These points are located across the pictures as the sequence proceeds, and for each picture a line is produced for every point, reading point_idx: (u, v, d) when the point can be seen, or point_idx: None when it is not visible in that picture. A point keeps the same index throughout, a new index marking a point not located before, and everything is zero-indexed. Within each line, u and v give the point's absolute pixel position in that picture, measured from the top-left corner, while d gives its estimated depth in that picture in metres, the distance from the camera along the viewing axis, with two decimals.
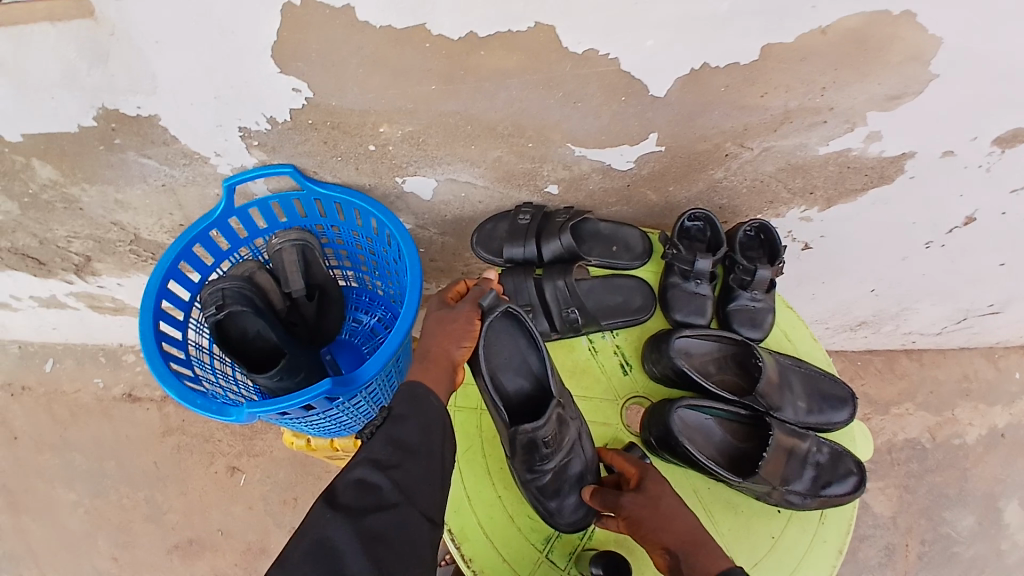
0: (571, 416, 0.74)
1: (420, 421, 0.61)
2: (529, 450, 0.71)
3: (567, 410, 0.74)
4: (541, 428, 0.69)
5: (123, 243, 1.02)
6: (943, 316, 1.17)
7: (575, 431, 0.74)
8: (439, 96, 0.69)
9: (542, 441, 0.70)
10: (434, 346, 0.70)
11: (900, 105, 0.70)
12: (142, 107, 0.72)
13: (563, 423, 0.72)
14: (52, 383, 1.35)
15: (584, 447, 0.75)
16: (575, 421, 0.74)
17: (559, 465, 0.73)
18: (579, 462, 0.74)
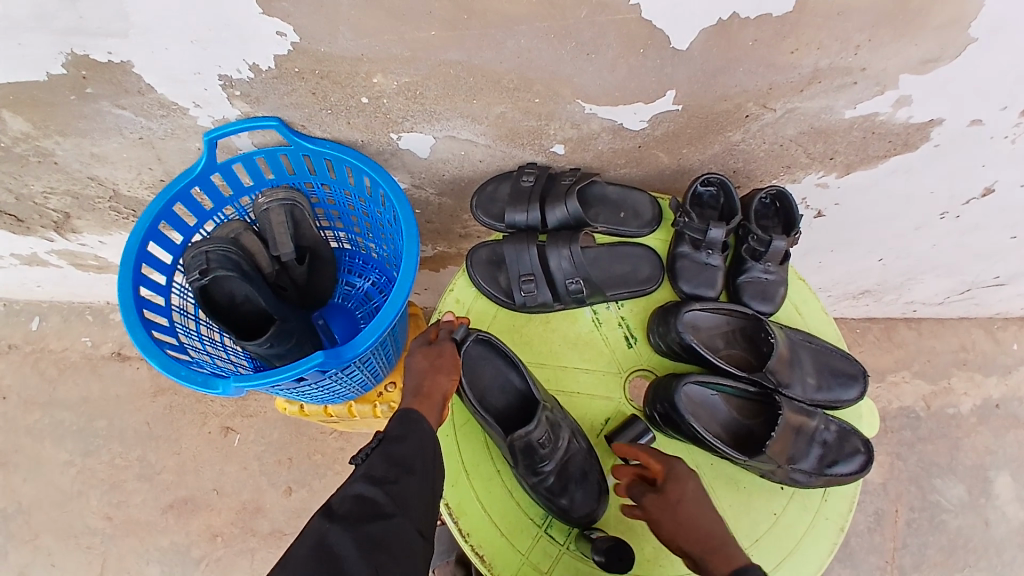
0: (564, 419, 0.75)
1: (417, 438, 0.62)
2: (527, 455, 0.71)
3: (558, 410, 0.74)
4: (533, 429, 0.70)
5: (102, 199, 0.96)
6: (947, 288, 1.14)
7: (570, 433, 0.74)
8: (438, 44, 0.63)
9: (538, 445, 0.71)
10: (424, 382, 0.69)
11: (934, 69, 0.64)
12: (113, 52, 0.66)
13: (556, 424, 0.73)
14: (38, 340, 1.31)
15: (584, 450, 0.75)
16: (568, 423, 0.75)
17: (563, 468, 0.73)
18: (583, 463, 0.75)
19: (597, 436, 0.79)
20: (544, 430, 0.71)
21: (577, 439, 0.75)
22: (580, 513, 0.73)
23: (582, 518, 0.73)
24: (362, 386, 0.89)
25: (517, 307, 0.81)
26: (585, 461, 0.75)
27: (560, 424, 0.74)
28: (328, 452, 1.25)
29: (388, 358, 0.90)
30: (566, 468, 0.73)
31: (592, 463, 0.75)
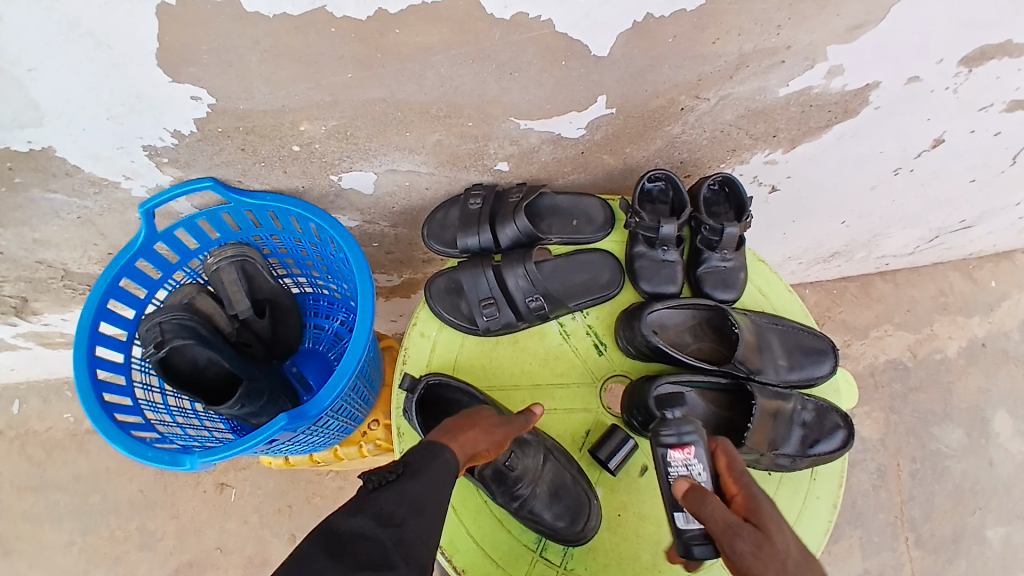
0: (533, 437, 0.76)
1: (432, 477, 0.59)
2: (500, 480, 0.72)
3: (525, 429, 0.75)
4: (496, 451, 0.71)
5: (55, 279, 0.94)
6: (916, 237, 1.14)
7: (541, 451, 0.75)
8: (357, 84, 0.62)
9: (506, 467, 0.72)
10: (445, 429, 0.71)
11: (861, 35, 0.64)
12: (32, 141, 0.64)
13: (523, 443, 0.74)
14: (20, 424, 1.24)
15: (561, 465, 0.76)
16: (539, 440, 0.76)
17: (541, 486, 0.74)
18: (561, 478, 0.75)
19: (580, 450, 0.80)
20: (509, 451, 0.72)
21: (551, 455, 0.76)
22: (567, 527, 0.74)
23: (568, 531, 0.74)
24: (343, 431, 0.88)
25: (481, 332, 0.80)
26: (563, 475, 0.76)
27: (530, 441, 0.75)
28: (328, 493, 1.22)
29: (365, 399, 0.89)
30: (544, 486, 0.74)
31: (572, 476, 0.76)
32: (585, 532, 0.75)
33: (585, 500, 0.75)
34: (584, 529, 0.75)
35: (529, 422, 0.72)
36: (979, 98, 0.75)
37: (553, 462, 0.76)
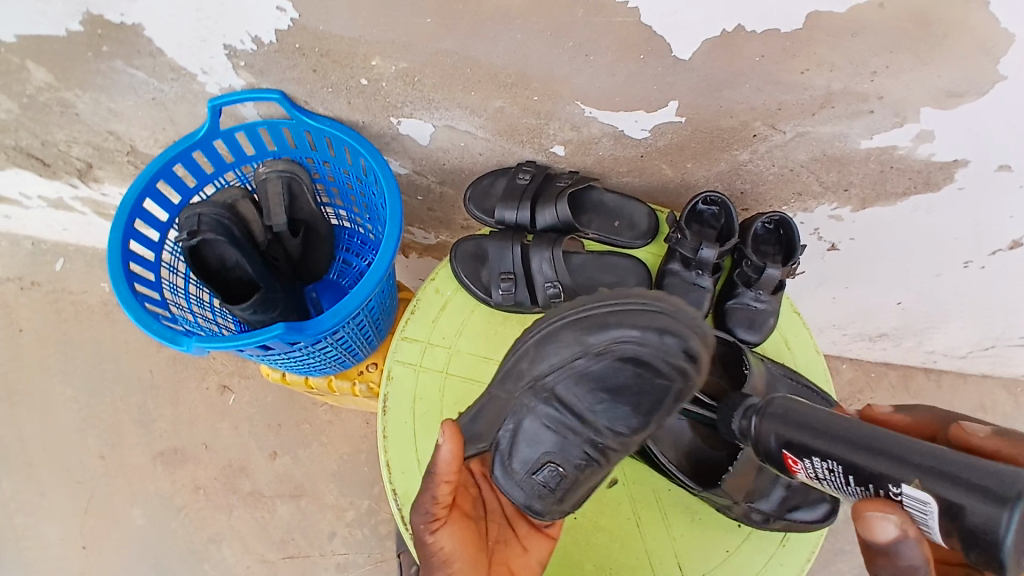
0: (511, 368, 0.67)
1: None
2: (556, 474, 0.66)
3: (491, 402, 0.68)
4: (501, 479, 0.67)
5: (120, 152, 0.98)
6: (969, 340, 1.07)
7: (529, 395, 0.66)
8: (434, 31, 0.62)
9: (540, 471, 0.66)
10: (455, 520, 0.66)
11: (959, 105, 0.60)
12: (125, 15, 0.67)
13: (510, 403, 0.67)
14: (60, 280, 1.32)
15: (545, 344, 0.65)
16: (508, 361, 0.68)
17: (570, 378, 0.64)
18: (581, 373, 0.64)
19: None
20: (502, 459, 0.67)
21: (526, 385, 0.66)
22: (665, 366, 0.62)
23: (681, 367, 0.62)
24: (341, 363, 0.90)
25: (493, 305, 0.81)
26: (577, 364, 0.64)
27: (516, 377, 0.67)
28: (317, 423, 1.25)
29: (370, 340, 0.90)
30: (564, 380, 0.65)
31: (556, 346, 0.65)
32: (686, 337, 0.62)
33: (612, 350, 0.63)
34: (674, 330, 0.61)
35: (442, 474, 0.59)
36: None
37: (530, 372, 0.66)
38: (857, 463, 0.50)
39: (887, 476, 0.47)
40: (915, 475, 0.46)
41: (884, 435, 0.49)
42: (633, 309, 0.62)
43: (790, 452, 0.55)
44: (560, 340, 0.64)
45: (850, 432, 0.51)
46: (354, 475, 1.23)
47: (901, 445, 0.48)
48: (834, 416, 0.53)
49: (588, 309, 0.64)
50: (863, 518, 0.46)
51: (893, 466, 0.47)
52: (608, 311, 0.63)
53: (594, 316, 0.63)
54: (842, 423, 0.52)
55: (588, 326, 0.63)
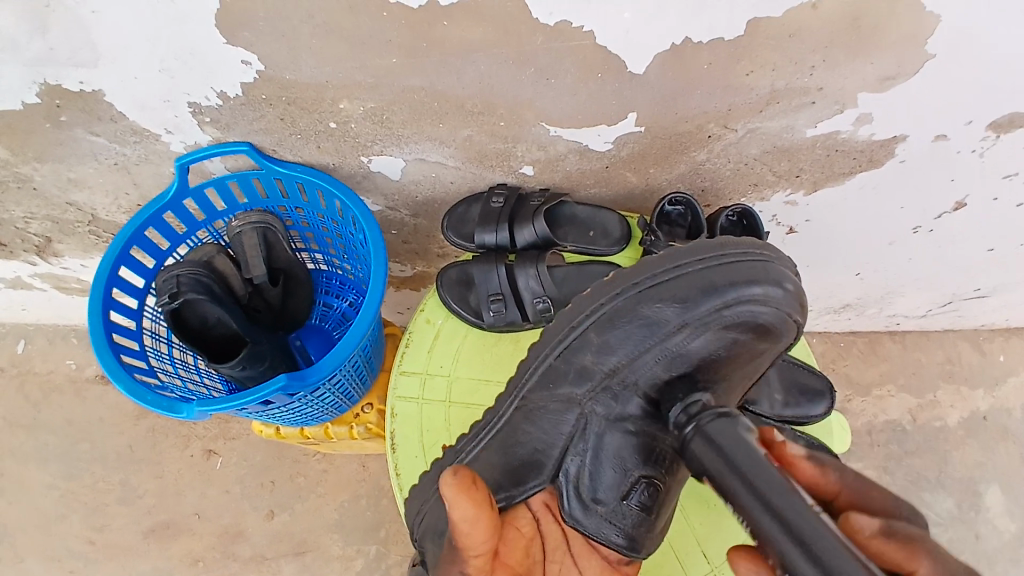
0: (577, 369, 0.69)
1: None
2: (651, 492, 0.67)
3: (566, 412, 0.70)
4: (579, 509, 0.69)
5: (81, 222, 0.96)
6: (928, 301, 1.13)
7: (605, 395, 0.69)
8: (400, 70, 0.64)
9: (631, 489, 0.67)
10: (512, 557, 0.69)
11: (892, 86, 0.66)
12: (85, 82, 0.67)
13: (567, 403, 0.70)
14: (24, 363, 1.27)
15: (628, 331, 0.67)
16: (564, 363, 0.70)
17: (662, 352, 0.67)
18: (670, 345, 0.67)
19: None
20: (587, 478, 0.69)
21: (597, 384, 0.69)
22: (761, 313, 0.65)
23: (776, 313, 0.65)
24: (337, 409, 0.90)
25: (486, 327, 0.84)
26: (669, 336, 0.66)
27: (578, 378, 0.69)
28: (311, 474, 1.22)
29: (364, 380, 0.90)
30: (657, 353, 0.67)
31: (637, 325, 0.67)
32: (778, 280, 0.65)
33: (712, 314, 0.65)
34: (770, 277, 0.65)
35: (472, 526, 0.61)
36: (1006, 165, 0.76)
37: (597, 366, 0.69)
38: (763, 527, 0.50)
39: (783, 550, 0.48)
40: (806, 567, 0.46)
41: (803, 516, 0.48)
42: (738, 262, 0.65)
43: (711, 487, 0.57)
44: (648, 318, 0.66)
45: (772, 493, 0.50)
46: (356, 520, 1.21)
47: (810, 538, 0.47)
48: (768, 474, 0.52)
49: (658, 280, 0.66)
50: (737, 571, 0.54)
51: (792, 555, 0.47)
52: (712, 275, 0.65)
53: (691, 275, 0.65)
54: (767, 479, 0.51)
55: (675, 292, 0.65)
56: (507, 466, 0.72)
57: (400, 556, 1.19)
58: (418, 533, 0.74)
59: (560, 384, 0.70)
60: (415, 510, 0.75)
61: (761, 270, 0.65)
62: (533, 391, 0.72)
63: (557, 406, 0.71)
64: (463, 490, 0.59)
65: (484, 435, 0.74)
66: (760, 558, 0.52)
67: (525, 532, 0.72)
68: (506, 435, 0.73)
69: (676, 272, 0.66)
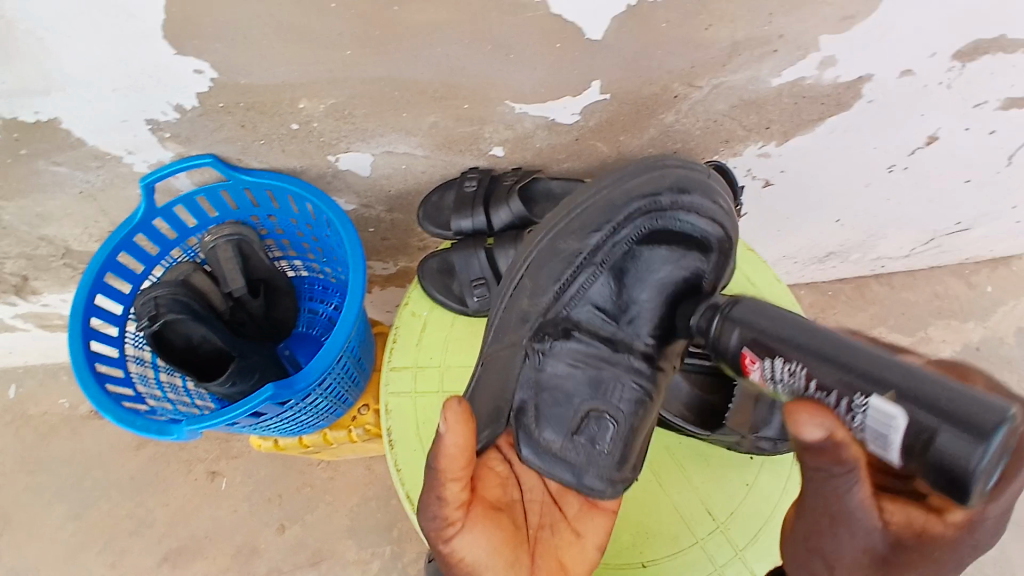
0: (518, 313, 0.72)
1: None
2: (603, 422, 0.65)
3: (513, 358, 0.71)
4: (537, 454, 0.65)
5: (54, 256, 0.95)
6: (911, 240, 1.13)
7: (544, 333, 0.70)
8: (357, 62, 0.63)
9: (586, 421, 0.66)
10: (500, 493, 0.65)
11: (852, 25, 0.65)
12: (39, 111, 0.66)
13: (511, 351, 0.71)
14: (18, 406, 1.25)
15: (554, 267, 0.71)
16: (508, 311, 0.73)
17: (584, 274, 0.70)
18: (588, 270, 0.70)
19: None
20: (537, 418, 0.66)
21: (536, 326, 0.71)
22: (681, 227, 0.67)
23: (693, 222, 0.67)
24: (334, 413, 0.89)
25: (472, 312, 0.84)
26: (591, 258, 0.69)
27: (520, 322, 0.72)
28: (319, 483, 1.22)
29: (357, 382, 0.90)
30: (578, 276, 0.70)
31: (562, 262, 0.70)
32: (688, 188, 0.68)
33: (628, 229, 0.68)
34: (674, 187, 0.68)
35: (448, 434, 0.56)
36: (971, 93, 0.76)
37: (533, 307, 0.71)
38: (823, 376, 0.49)
39: (856, 387, 0.46)
40: (891, 390, 0.45)
41: (882, 364, 0.47)
42: (644, 180, 0.69)
43: (753, 350, 0.55)
44: (568, 249, 0.70)
45: (828, 346, 0.50)
46: (369, 522, 1.21)
47: (902, 377, 0.45)
48: (815, 331, 0.52)
49: (573, 212, 0.71)
50: (795, 419, 0.44)
51: (868, 382, 0.46)
52: (621, 194, 0.69)
53: (599, 202, 0.70)
54: (830, 341, 0.51)
55: (591, 220, 0.69)
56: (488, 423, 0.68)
57: (416, 552, 1.19)
58: None
59: (507, 333, 0.72)
60: None
61: (672, 183, 0.69)
62: (489, 345, 0.73)
63: (505, 353, 0.71)
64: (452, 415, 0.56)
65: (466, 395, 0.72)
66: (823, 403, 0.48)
67: (499, 472, 0.67)
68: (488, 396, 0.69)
69: (587, 204, 0.70)
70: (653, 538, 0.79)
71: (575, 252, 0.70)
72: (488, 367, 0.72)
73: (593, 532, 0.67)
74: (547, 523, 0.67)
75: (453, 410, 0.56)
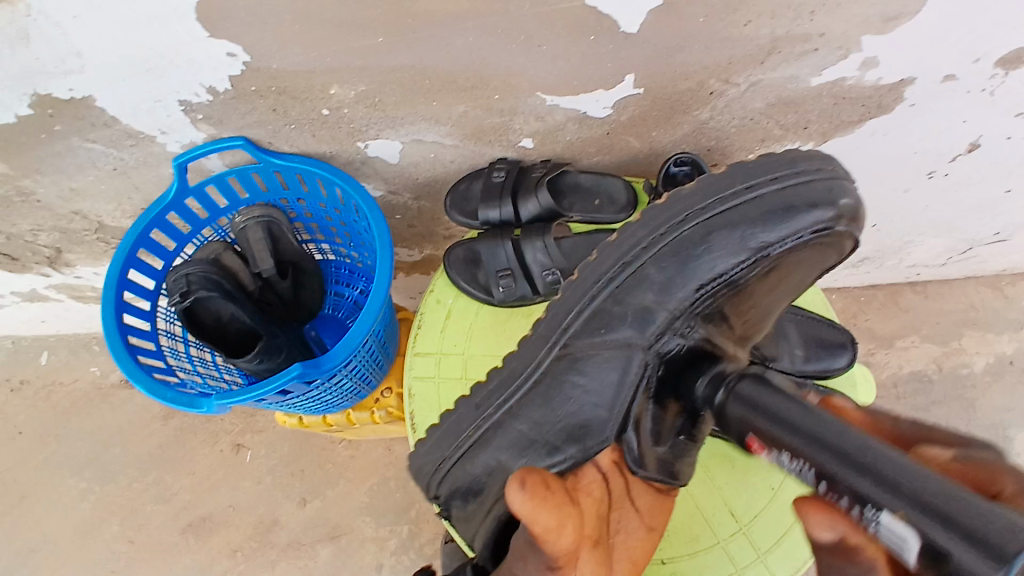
0: (635, 310, 0.64)
1: None
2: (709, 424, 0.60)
3: (619, 358, 0.64)
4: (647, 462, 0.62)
5: (89, 231, 0.97)
6: (947, 248, 1.09)
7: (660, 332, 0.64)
8: (387, 49, 0.63)
9: None
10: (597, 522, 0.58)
11: (894, 28, 0.63)
12: (75, 90, 0.67)
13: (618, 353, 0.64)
14: (49, 374, 1.28)
15: (690, 262, 0.64)
16: (620, 305, 0.65)
17: (721, 282, 0.64)
18: (725, 272, 0.64)
19: None
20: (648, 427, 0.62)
21: (660, 325, 0.64)
22: (831, 239, 0.64)
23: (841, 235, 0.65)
24: (357, 395, 0.90)
25: (497, 303, 0.84)
26: (736, 266, 0.63)
27: (636, 318, 0.64)
28: (338, 462, 1.23)
29: (380, 365, 0.90)
30: (714, 283, 0.64)
31: (705, 255, 0.63)
32: (842, 194, 0.64)
33: (780, 238, 0.63)
34: (843, 196, 0.64)
35: (533, 517, 0.50)
36: (1014, 100, 0.72)
37: (651, 305, 0.64)
38: (836, 475, 0.43)
39: (869, 498, 0.40)
40: (901, 504, 0.38)
41: (883, 455, 0.41)
42: (814, 181, 0.64)
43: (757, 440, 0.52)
44: (715, 249, 0.63)
45: (831, 436, 0.45)
46: (386, 503, 1.22)
47: (897, 471, 0.40)
48: (836, 424, 0.46)
49: (725, 205, 0.64)
50: (805, 519, 0.41)
51: (884, 492, 0.39)
52: (784, 193, 0.63)
53: (768, 197, 0.63)
54: (850, 440, 0.44)
55: (749, 216, 0.63)
56: (505, 406, 0.67)
57: (432, 533, 1.21)
58: (436, 492, 0.71)
59: (612, 328, 0.65)
60: (428, 472, 0.71)
61: (837, 189, 0.64)
62: (578, 337, 0.65)
63: (609, 353, 0.65)
64: (538, 502, 0.50)
65: (515, 386, 0.67)
66: (839, 506, 0.41)
67: (598, 497, 0.60)
68: (548, 389, 0.66)
69: (748, 196, 0.63)
70: (676, 534, 0.79)
71: (715, 248, 0.63)
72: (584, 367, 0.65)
73: (660, 521, 0.67)
74: (623, 527, 0.63)
75: (528, 493, 0.50)
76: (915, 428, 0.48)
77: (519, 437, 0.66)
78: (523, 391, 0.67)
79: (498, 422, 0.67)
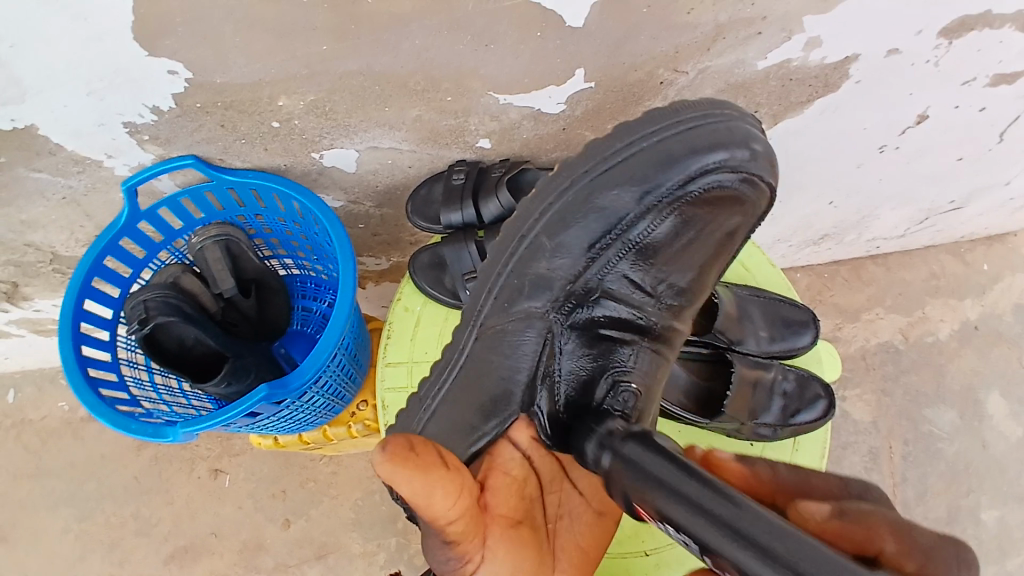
0: (535, 278, 0.68)
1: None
2: (631, 393, 0.62)
3: (528, 329, 0.68)
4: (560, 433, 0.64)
5: (43, 263, 0.94)
6: (906, 219, 1.12)
7: (563, 301, 0.68)
8: (334, 56, 0.62)
9: (610, 394, 0.62)
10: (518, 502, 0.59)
11: (836, 5, 0.64)
12: (16, 119, 0.65)
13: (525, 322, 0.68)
14: (15, 413, 1.24)
15: (585, 223, 0.67)
16: (521, 276, 0.69)
17: (619, 237, 0.67)
18: (617, 231, 0.66)
19: None
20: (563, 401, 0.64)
21: (558, 291, 0.68)
22: (738, 182, 0.64)
23: (743, 177, 0.63)
24: (331, 410, 0.89)
25: None
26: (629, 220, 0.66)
27: (535, 288, 0.68)
28: (321, 478, 1.22)
29: (353, 378, 0.90)
30: (610, 237, 0.67)
31: (595, 217, 0.66)
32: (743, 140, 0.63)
33: (673, 187, 0.64)
34: (736, 138, 0.63)
35: (409, 482, 0.46)
36: (958, 70, 0.74)
37: (553, 271, 0.68)
38: (713, 545, 0.41)
39: (748, 569, 0.39)
40: (775, 573, 0.37)
41: (760, 521, 0.40)
42: (699, 127, 0.63)
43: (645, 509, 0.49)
44: (602, 207, 0.66)
45: (710, 503, 0.43)
46: (372, 515, 1.21)
47: (774, 539, 0.38)
48: (705, 475, 0.45)
49: (609, 163, 0.65)
50: None
51: (756, 559, 0.39)
52: (669, 144, 0.63)
53: (647, 150, 0.64)
54: (746, 509, 0.41)
55: (631, 171, 0.64)
56: (474, 403, 0.67)
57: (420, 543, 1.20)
58: None
59: (517, 300, 0.69)
60: None
61: (733, 129, 0.63)
62: (491, 315, 0.69)
63: (516, 324, 0.68)
64: (401, 466, 0.45)
65: (447, 374, 0.70)
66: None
67: (516, 475, 0.62)
68: (473, 369, 0.69)
69: (630, 151, 0.64)
70: (653, 525, 0.80)
71: (602, 209, 0.66)
72: (495, 342, 0.69)
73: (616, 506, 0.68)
74: (565, 511, 0.65)
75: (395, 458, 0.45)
76: (793, 477, 0.47)
77: (457, 420, 0.67)
78: (453, 378, 0.70)
79: (436, 412, 0.69)
